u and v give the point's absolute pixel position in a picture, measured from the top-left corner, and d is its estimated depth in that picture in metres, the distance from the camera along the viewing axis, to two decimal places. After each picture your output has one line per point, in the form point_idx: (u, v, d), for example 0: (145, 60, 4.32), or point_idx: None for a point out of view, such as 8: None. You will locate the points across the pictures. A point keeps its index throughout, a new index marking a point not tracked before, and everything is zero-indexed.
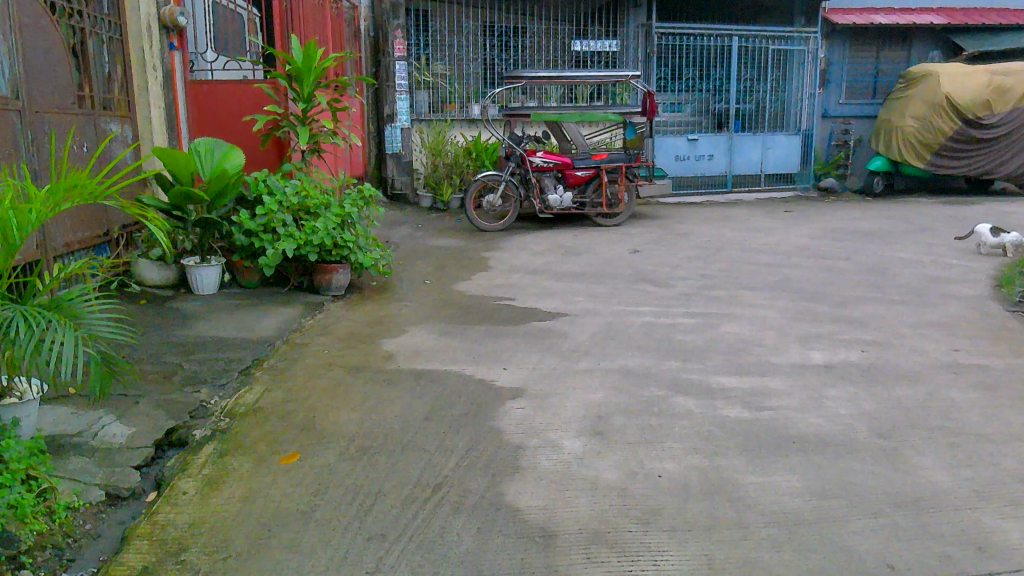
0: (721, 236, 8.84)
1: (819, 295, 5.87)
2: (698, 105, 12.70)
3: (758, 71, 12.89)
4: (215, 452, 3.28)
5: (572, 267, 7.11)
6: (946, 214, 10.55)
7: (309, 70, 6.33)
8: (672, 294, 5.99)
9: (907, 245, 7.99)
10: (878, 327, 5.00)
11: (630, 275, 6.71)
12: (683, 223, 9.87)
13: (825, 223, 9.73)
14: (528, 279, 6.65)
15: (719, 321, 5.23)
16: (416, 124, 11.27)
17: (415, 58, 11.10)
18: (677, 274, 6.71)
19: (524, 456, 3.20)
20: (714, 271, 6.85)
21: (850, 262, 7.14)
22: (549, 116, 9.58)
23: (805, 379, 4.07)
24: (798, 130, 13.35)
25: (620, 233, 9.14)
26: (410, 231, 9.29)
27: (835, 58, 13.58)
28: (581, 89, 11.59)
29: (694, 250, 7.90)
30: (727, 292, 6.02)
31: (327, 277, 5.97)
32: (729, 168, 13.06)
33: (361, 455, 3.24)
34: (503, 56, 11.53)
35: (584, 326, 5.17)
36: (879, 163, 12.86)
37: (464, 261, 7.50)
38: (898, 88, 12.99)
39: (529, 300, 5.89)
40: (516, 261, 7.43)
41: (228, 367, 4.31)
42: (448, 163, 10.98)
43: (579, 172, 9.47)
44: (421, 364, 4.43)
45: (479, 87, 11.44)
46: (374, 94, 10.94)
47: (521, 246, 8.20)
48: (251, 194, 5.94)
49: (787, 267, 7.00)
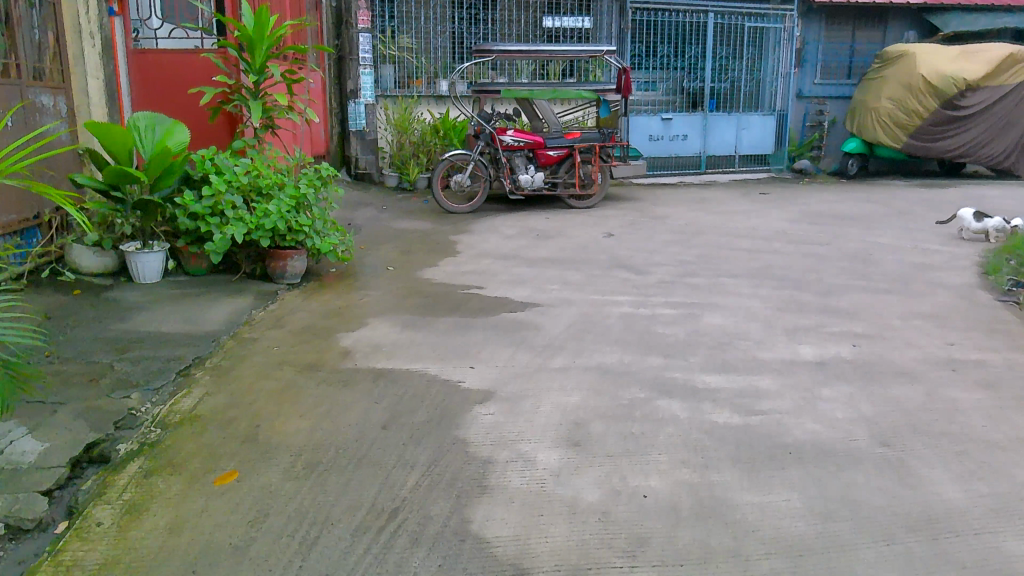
0: (697, 219, 8.54)
1: (803, 283, 5.60)
2: (672, 83, 12.33)
3: (734, 49, 12.57)
4: (141, 471, 2.91)
5: (545, 252, 6.74)
6: (921, 197, 10.40)
7: (261, 38, 5.79)
8: (651, 282, 5.67)
9: (888, 229, 7.77)
10: (869, 318, 4.73)
11: (606, 260, 6.37)
12: (659, 205, 9.57)
13: (803, 206, 9.49)
14: (498, 265, 6.26)
15: (701, 311, 4.91)
16: (382, 100, 10.80)
17: (380, 31, 10.59)
18: (654, 259, 6.39)
19: (492, 473, 2.85)
20: (693, 256, 6.55)
21: (832, 247, 6.89)
22: (520, 93, 9.11)
23: (798, 377, 3.78)
24: (773, 111, 13.10)
25: (593, 215, 8.79)
26: (374, 212, 8.86)
27: (811, 37, 13.33)
28: (553, 65, 11.16)
29: (671, 234, 7.60)
30: (708, 280, 5.72)
31: (282, 263, 5.52)
32: (703, 148, 12.76)
33: (308, 473, 2.87)
34: (472, 29, 10.99)
35: (559, 317, 4.82)
36: (854, 144, 12.78)
37: (430, 245, 7.10)
38: (875, 69, 12.79)
39: (499, 288, 5.53)
40: (486, 245, 7.04)
41: (164, 368, 3.90)
42: (415, 142, 10.56)
43: (551, 152, 9.08)
44: (380, 362, 4.03)
45: (447, 61, 10.95)
46: (337, 69, 10.45)
47: (491, 229, 7.82)
48: (198, 174, 5.45)
49: (768, 252, 6.73)
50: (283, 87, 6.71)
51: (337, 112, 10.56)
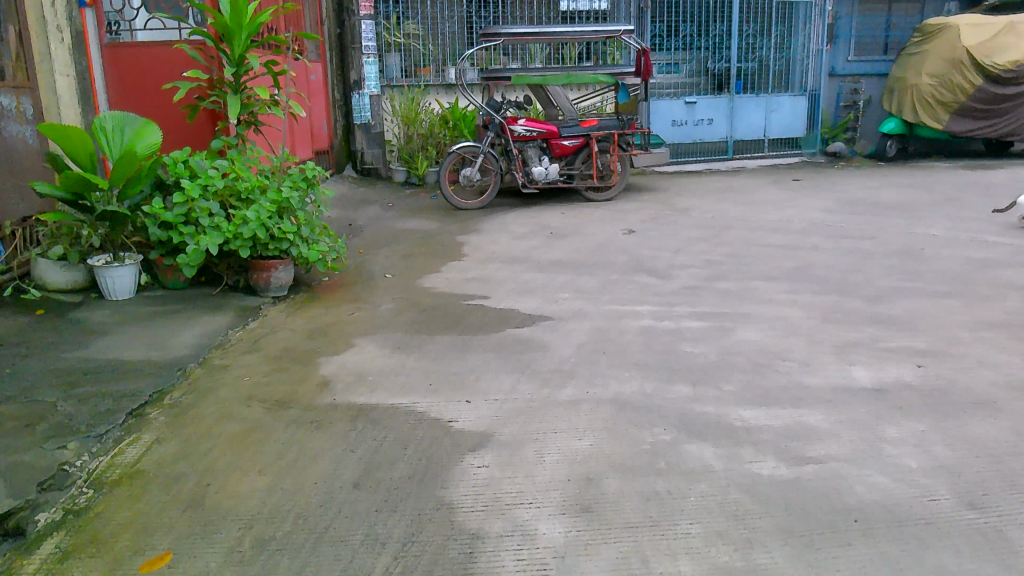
0: (725, 211, 7.89)
1: (849, 286, 4.96)
2: (694, 65, 11.62)
3: (761, 27, 11.80)
4: (57, 553, 2.40)
5: (558, 253, 6.15)
6: (969, 180, 9.62)
7: (239, 27, 5.23)
8: (676, 288, 5.06)
9: (938, 219, 7.05)
10: (930, 329, 4.09)
11: (625, 262, 5.77)
12: (683, 196, 8.91)
13: (840, 194, 8.78)
14: (506, 270, 5.69)
15: (734, 323, 4.31)
16: (388, 91, 10.22)
17: (384, 17, 9.99)
18: (679, 261, 5.77)
19: (481, 555, 2.30)
20: (721, 255, 5.92)
21: (877, 241, 6.21)
22: (532, 79, 8.50)
23: (853, 410, 3.17)
24: (804, 91, 12.32)
25: (612, 209, 8.17)
26: (378, 211, 8.33)
27: (844, 11, 12.50)
28: (568, 48, 10.51)
29: (696, 229, 6.97)
30: (740, 284, 5.10)
31: (265, 275, 5.00)
32: (729, 133, 12.03)
33: (254, 554, 2.35)
34: (483, 13, 10.34)
35: (572, 334, 4.24)
36: (893, 125, 11.85)
37: (434, 248, 6.54)
38: (913, 42, 11.92)
39: (505, 299, 4.96)
40: (495, 247, 6.47)
41: (114, 407, 3.39)
42: (423, 134, 10.00)
43: (566, 142, 8.45)
44: (362, 395, 3.49)
45: (456, 48, 10.32)
46: (339, 58, 9.89)
47: (501, 228, 7.24)
48: (170, 178, 4.94)
49: (806, 249, 6.07)
50: (268, 79, 6.15)
51: (341, 105, 9.99)
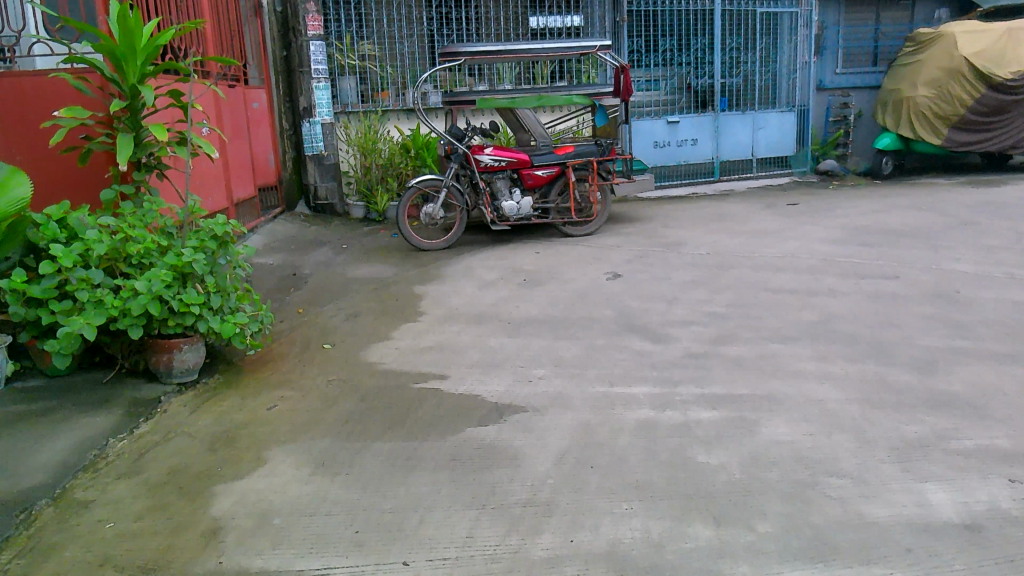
0: (720, 244, 7.02)
1: (886, 349, 4.07)
2: (675, 81, 10.81)
3: (745, 39, 11.03)
4: None
5: (533, 308, 5.21)
6: (978, 199, 8.86)
7: (132, 52, 4.23)
8: (676, 356, 4.14)
9: (964, 250, 6.22)
10: (1007, 416, 3.21)
11: (612, 319, 4.85)
12: (671, 227, 8.03)
13: (843, 220, 7.96)
14: (470, 333, 4.74)
15: (755, 412, 3.39)
16: (342, 118, 9.24)
17: (337, 37, 9.07)
18: (675, 316, 4.86)
19: None
20: (724, 307, 5.02)
21: (902, 282, 5.35)
22: (500, 102, 7.59)
23: (948, 571, 2.26)
24: (791, 106, 11.57)
25: (594, 245, 7.26)
26: (329, 255, 7.34)
27: (829, 21, 11.83)
28: (540, 67, 9.66)
29: (690, 269, 6.06)
30: (753, 349, 4.19)
31: (166, 356, 4.01)
32: (715, 152, 11.21)
33: None
34: (445, 31, 9.53)
35: (551, 433, 3.29)
36: (888, 140, 11.07)
37: (386, 303, 5.56)
38: (905, 53, 11.26)
39: (467, 377, 4.01)
40: (458, 301, 5.51)
41: None
42: (382, 164, 9.08)
43: (539, 171, 7.53)
44: (261, 557, 2.52)
45: (416, 68, 9.45)
46: (287, 84, 8.95)
47: (466, 274, 6.29)
48: (42, 242, 3.94)
49: (822, 295, 5.20)
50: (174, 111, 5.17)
51: (290, 135, 9.08)
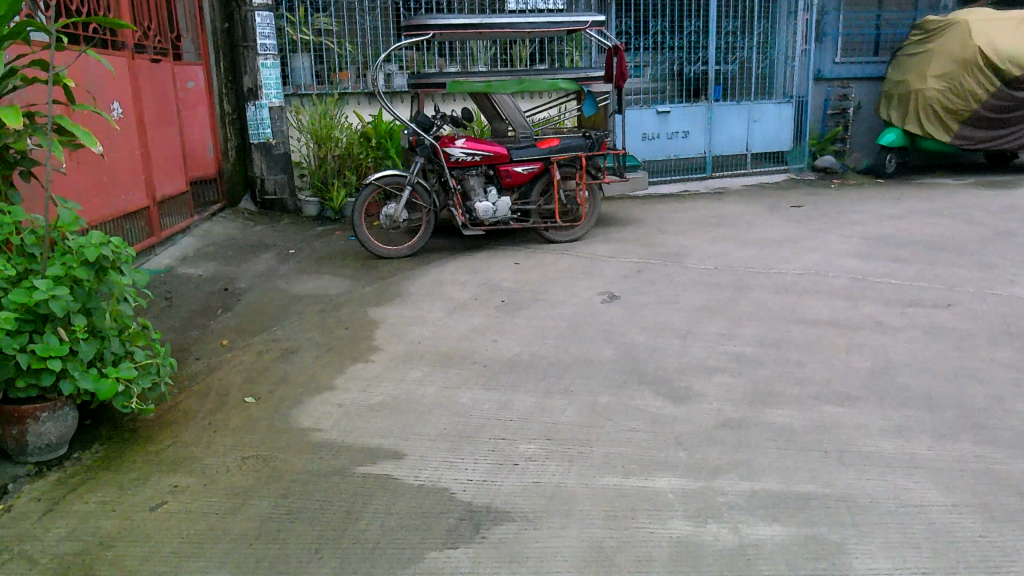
0: (729, 257, 6.06)
1: (978, 419, 3.15)
2: (666, 68, 9.82)
3: (742, 23, 10.07)
4: None
5: (516, 343, 4.20)
6: (1000, 205, 8.05)
7: None
8: (707, 425, 3.17)
9: (1014, 270, 5.36)
10: None
11: (617, 363, 3.86)
12: (668, 233, 7.06)
13: (860, 228, 7.06)
14: (437, 382, 3.71)
15: (838, 529, 2.43)
16: (294, 101, 8.08)
17: (287, 8, 7.89)
18: (696, 360, 3.89)
19: None
20: (754, 347, 4.06)
21: (960, 314, 4.46)
22: (473, 87, 6.52)
23: None
24: (789, 97, 10.64)
25: (583, 255, 6.26)
26: (272, 263, 6.22)
27: (830, 6, 10.94)
28: (518, 48, 8.61)
29: (701, 291, 5.10)
30: (806, 414, 3.24)
31: (16, 430, 2.93)
32: (708, 147, 10.27)
33: None
34: (412, 5, 8.38)
35: (553, 567, 2.30)
36: (893, 137, 10.25)
37: (334, 331, 4.50)
38: (912, 41, 10.42)
39: (433, 457, 2.99)
40: (422, 331, 4.47)
41: None
42: (339, 154, 7.91)
43: (518, 167, 6.49)
44: None
45: (379, 46, 8.34)
46: (228, 60, 7.69)
47: (433, 293, 5.24)
48: None
49: (868, 329, 4.28)
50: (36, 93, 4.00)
51: (232, 120, 7.84)
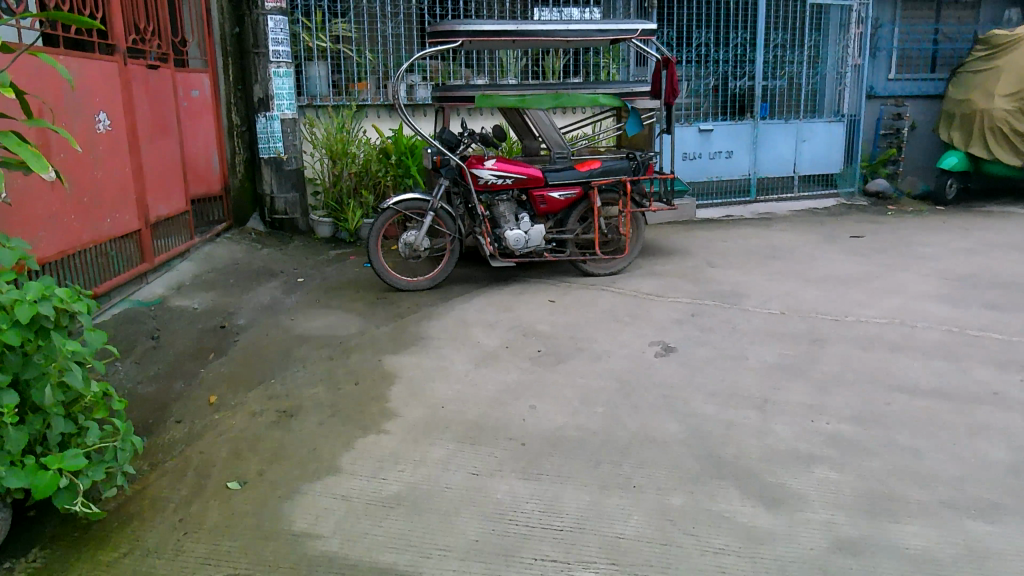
0: (794, 298, 5.31)
1: None
2: (709, 83, 9.11)
3: (791, 35, 9.34)
4: None
5: (561, 411, 3.47)
6: None
7: None
8: (819, 549, 2.42)
9: None
10: None
11: (687, 446, 3.12)
12: (718, 266, 6.32)
13: (935, 264, 6.28)
14: (465, 466, 2.99)
15: None
16: (307, 112, 7.42)
17: (303, 12, 7.26)
18: (785, 443, 3.14)
19: None
20: (852, 424, 3.31)
21: None
22: (504, 101, 5.80)
23: None
24: (839, 116, 9.88)
25: (627, 292, 5.53)
26: (276, 294, 5.54)
27: (885, 18, 10.09)
28: (550, 60, 7.93)
29: (771, 343, 4.35)
30: (945, 536, 2.48)
31: None
32: (752, 168, 9.52)
33: None
34: (436, 11, 7.72)
35: None
36: (955, 160, 9.41)
37: (340, 387, 3.80)
38: (976, 57, 9.62)
39: None
40: (446, 389, 3.75)
41: None
42: (355, 172, 7.26)
43: (554, 192, 5.79)
44: None
45: (400, 55, 7.71)
46: (238, 68, 7.05)
47: (458, 337, 4.53)
48: None
49: (987, 402, 3.52)
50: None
51: (241, 132, 7.17)
